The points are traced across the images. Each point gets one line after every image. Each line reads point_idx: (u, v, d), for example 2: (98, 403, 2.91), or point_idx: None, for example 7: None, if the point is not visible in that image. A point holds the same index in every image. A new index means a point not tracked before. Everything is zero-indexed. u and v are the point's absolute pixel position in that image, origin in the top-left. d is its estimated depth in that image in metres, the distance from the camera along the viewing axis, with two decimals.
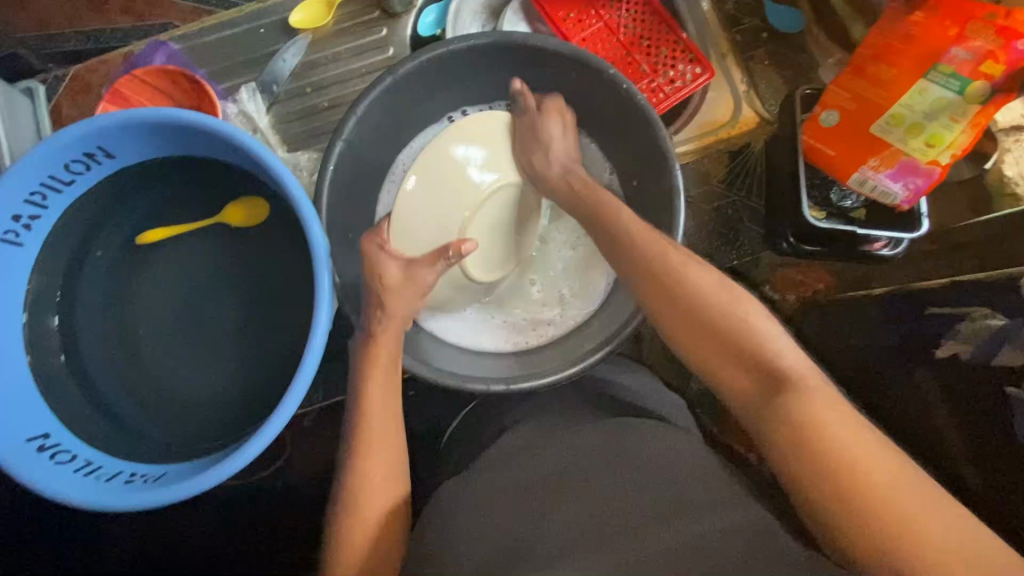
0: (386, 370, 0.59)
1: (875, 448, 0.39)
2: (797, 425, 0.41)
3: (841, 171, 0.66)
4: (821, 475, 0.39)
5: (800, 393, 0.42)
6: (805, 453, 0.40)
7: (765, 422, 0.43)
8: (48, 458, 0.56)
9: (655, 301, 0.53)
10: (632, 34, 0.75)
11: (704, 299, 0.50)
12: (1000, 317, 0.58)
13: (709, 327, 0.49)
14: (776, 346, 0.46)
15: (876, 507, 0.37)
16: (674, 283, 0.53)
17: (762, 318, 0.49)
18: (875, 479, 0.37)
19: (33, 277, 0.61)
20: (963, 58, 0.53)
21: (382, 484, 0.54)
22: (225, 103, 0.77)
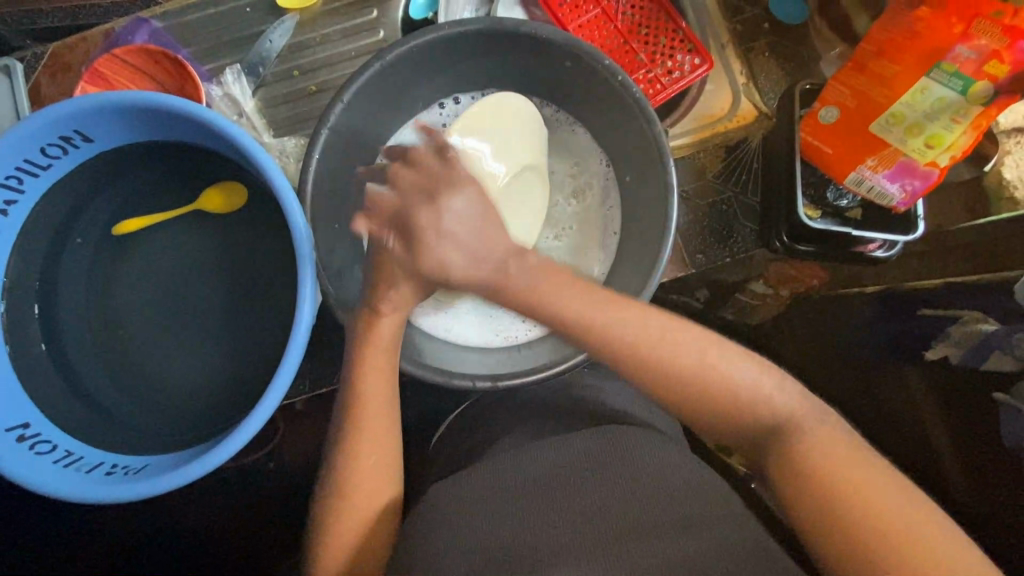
0: (385, 359, 0.58)
1: (867, 470, 0.43)
2: (809, 475, 0.43)
3: (839, 170, 0.65)
4: (835, 521, 0.41)
5: (802, 437, 0.45)
6: (816, 507, 0.42)
7: (774, 471, 0.45)
8: (28, 448, 0.56)
9: (647, 381, 0.49)
10: (630, 21, 0.73)
11: (690, 366, 0.48)
12: (992, 322, 0.59)
13: (707, 393, 0.48)
14: (766, 393, 0.47)
15: (871, 531, 0.40)
16: (643, 354, 0.49)
17: (746, 370, 0.48)
18: (876, 514, 0.40)
19: (12, 262, 0.60)
20: (967, 57, 0.51)
21: (370, 488, 0.56)
22: (209, 85, 0.75)
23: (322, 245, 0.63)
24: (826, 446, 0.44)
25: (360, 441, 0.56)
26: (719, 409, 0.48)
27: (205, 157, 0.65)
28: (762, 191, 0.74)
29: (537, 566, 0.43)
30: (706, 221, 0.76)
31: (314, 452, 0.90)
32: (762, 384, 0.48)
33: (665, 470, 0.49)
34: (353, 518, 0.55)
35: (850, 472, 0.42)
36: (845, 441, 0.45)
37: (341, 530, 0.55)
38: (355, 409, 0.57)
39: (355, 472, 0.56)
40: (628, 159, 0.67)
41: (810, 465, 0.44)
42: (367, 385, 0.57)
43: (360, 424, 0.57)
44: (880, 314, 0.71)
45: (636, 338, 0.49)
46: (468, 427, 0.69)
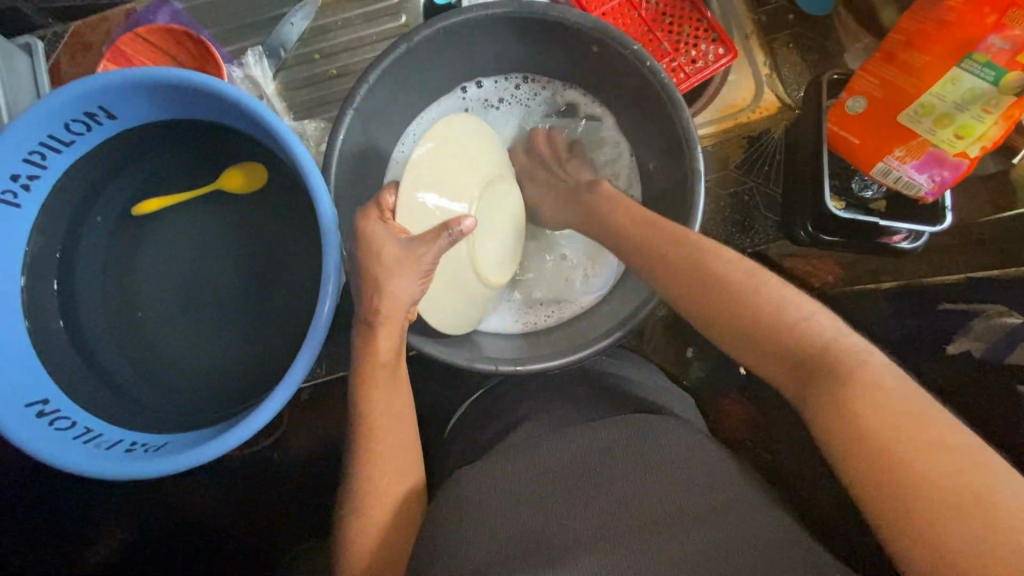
0: (387, 373, 0.57)
1: (912, 413, 0.38)
2: (849, 415, 0.39)
3: (865, 161, 0.65)
4: (867, 465, 0.37)
5: (842, 372, 0.41)
6: (851, 447, 0.38)
7: (814, 407, 0.42)
8: (47, 424, 0.56)
9: (702, 307, 0.51)
10: (654, 10, 0.72)
11: (743, 299, 0.48)
12: (1016, 316, 0.59)
13: (753, 325, 0.47)
14: (810, 327, 0.45)
15: (910, 475, 0.36)
16: (707, 274, 0.52)
17: (800, 308, 0.47)
18: (918, 460, 0.36)
19: (33, 238, 0.60)
20: (999, 48, 0.51)
21: (390, 480, 0.55)
22: (230, 66, 0.74)
23: (345, 227, 0.63)
24: (880, 389, 0.40)
25: (376, 434, 0.56)
26: (762, 344, 0.47)
27: (228, 136, 0.64)
28: (783, 181, 0.75)
29: (568, 551, 0.43)
30: (727, 211, 0.77)
31: (325, 440, 0.90)
32: (808, 318, 0.46)
33: (693, 457, 0.49)
34: (373, 518, 0.54)
35: (894, 413, 0.38)
36: (892, 382, 0.40)
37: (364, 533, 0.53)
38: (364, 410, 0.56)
39: (375, 464, 0.55)
40: (654, 147, 0.67)
41: (853, 405, 0.39)
42: (375, 382, 0.57)
43: (371, 429, 0.56)
44: (898, 309, 0.72)
45: (701, 260, 0.53)
46: (486, 415, 0.69)
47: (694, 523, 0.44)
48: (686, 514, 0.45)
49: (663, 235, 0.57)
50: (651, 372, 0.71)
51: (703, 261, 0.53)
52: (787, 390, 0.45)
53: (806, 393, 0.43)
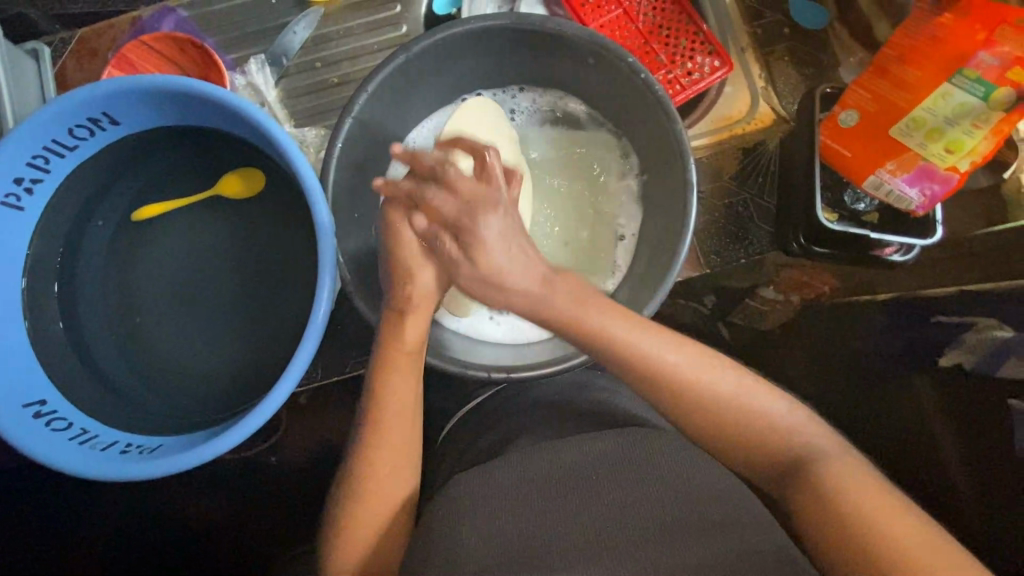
0: (408, 360, 0.58)
1: (863, 485, 0.47)
2: (823, 504, 0.47)
3: (856, 173, 0.64)
4: (851, 544, 0.45)
5: (807, 466, 0.50)
6: (831, 532, 0.46)
7: (797, 499, 0.50)
8: (44, 424, 0.56)
9: (674, 407, 0.53)
10: (650, 23, 0.73)
11: (719, 403, 0.53)
12: (1006, 329, 0.61)
13: (721, 424, 0.53)
14: (773, 416, 0.53)
15: (886, 546, 0.43)
16: (675, 379, 0.52)
17: (755, 395, 0.53)
18: (889, 537, 0.43)
19: (34, 241, 0.61)
20: (989, 64, 0.53)
21: (388, 475, 0.57)
22: (233, 73, 0.76)
23: (342, 235, 0.64)
24: (845, 473, 0.48)
25: (384, 435, 0.57)
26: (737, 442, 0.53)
27: (229, 144, 0.65)
28: (778, 193, 0.74)
29: (555, 563, 0.43)
30: (722, 223, 0.77)
31: (318, 447, 0.90)
32: (765, 405, 0.53)
33: (683, 468, 0.50)
34: (371, 512, 0.56)
35: (856, 493, 0.47)
36: (846, 463, 0.49)
37: (360, 523, 0.56)
38: (376, 411, 0.58)
39: (374, 466, 0.57)
40: (649, 159, 0.67)
41: (829, 493, 0.47)
42: (390, 388, 0.58)
43: (383, 422, 0.58)
44: (895, 320, 0.72)
45: (662, 361, 0.52)
46: (483, 425, 0.70)
47: (683, 533, 0.44)
48: (674, 524, 0.45)
49: (621, 343, 0.52)
50: None
51: (668, 363, 0.52)
52: (767, 480, 0.53)
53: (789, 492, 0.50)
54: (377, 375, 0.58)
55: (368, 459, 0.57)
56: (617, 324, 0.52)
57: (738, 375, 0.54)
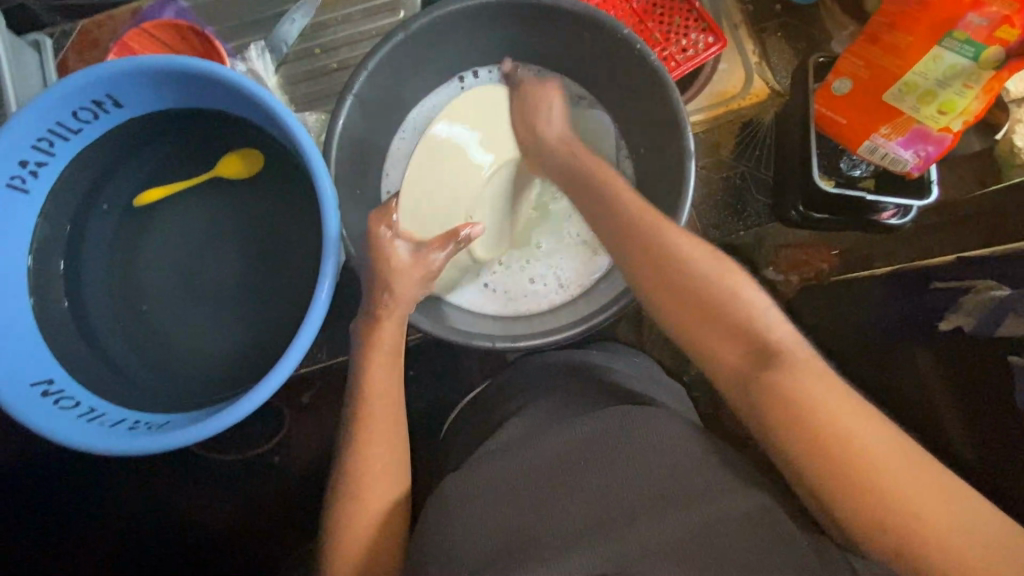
0: (388, 356, 0.60)
1: (846, 402, 0.40)
2: (788, 402, 0.41)
3: (852, 140, 0.65)
4: (822, 458, 0.39)
5: (786, 368, 0.43)
6: (797, 431, 0.41)
7: (764, 403, 0.43)
8: (52, 403, 0.56)
9: (654, 287, 0.52)
10: (644, 2, 0.74)
11: (694, 278, 0.49)
12: (1003, 288, 0.59)
13: (703, 305, 0.48)
14: (758, 312, 0.47)
15: (860, 471, 0.38)
16: (665, 264, 0.51)
17: (749, 292, 0.48)
18: (867, 455, 0.38)
19: (39, 223, 0.61)
20: (979, 24, 0.54)
21: (381, 460, 0.56)
22: (233, 60, 0.75)
23: (346, 215, 0.65)
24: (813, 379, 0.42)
25: (371, 426, 0.57)
26: (717, 332, 0.47)
27: (232, 124, 0.66)
28: (774, 164, 0.76)
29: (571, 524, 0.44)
30: (719, 195, 0.78)
31: (325, 437, 0.91)
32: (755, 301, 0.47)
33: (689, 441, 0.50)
34: (369, 496, 0.55)
35: (837, 407, 0.40)
36: (831, 377, 0.42)
37: (357, 511, 0.54)
38: (362, 399, 0.58)
39: (365, 452, 0.56)
40: (645, 130, 0.68)
41: (806, 401, 0.41)
42: (372, 377, 0.59)
43: (370, 405, 0.58)
44: (891, 292, 0.72)
45: (665, 244, 0.52)
46: (490, 406, 0.71)
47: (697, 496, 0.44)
48: (686, 487, 0.45)
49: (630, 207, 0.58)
50: (641, 364, 0.73)
51: (665, 248, 0.52)
52: (731, 385, 0.46)
53: (752, 393, 0.44)
54: (360, 359, 0.59)
55: (363, 447, 0.56)
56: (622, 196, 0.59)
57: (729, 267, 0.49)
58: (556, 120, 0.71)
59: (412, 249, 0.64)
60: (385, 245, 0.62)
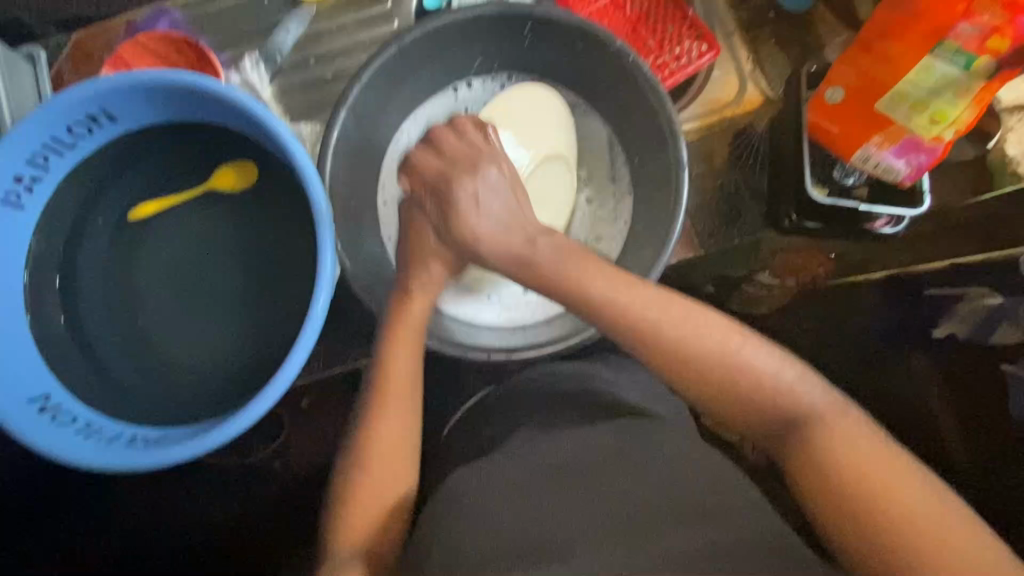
0: (414, 341, 0.60)
1: (874, 459, 0.45)
2: (827, 463, 0.46)
3: (845, 149, 0.67)
4: (863, 517, 0.44)
5: (824, 432, 0.47)
6: (841, 492, 0.45)
7: (803, 469, 0.47)
8: (49, 418, 0.57)
9: (665, 365, 0.51)
10: (638, 11, 0.75)
11: (711, 364, 0.50)
12: (998, 295, 0.61)
13: (733, 379, 0.50)
14: (789, 381, 0.50)
15: (897, 527, 0.42)
16: (678, 340, 0.51)
17: (774, 357, 0.51)
18: (901, 512, 0.43)
19: (35, 238, 0.62)
20: (969, 34, 0.51)
21: (388, 455, 0.57)
22: (227, 71, 0.77)
23: (341, 227, 0.65)
24: (847, 443, 0.47)
25: (383, 421, 0.57)
26: (751, 402, 0.50)
27: (227, 137, 0.66)
28: (769, 172, 0.75)
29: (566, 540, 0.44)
30: (714, 203, 0.77)
31: (323, 445, 0.91)
32: (786, 368, 0.51)
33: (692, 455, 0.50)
34: (373, 493, 0.56)
35: (870, 466, 0.45)
36: (863, 437, 0.47)
37: (360, 504, 0.55)
38: (380, 389, 0.58)
39: (371, 450, 0.56)
40: (639, 139, 0.68)
41: (841, 464, 0.46)
42: (392, 371, 0.58)
43: (383, 401, 0.58)
44: (885, 298, 0.73)
45: (682, 323, 0.51)
46: (487, 415, 0.72)
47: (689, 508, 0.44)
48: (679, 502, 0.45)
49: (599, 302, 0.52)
50: (645, 378, 0.71)
51: (676, 327, 0.51)
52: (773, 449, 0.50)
53: (794, 460, 0.48)
54: (377, 354, 0.59)
55: (373, 443, 0.57)
56: (600, 275, 0.53)
57: (753, 335, 0.52)
58: (502, 193, 0.58)
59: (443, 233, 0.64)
60: (420, 226, 0.62)
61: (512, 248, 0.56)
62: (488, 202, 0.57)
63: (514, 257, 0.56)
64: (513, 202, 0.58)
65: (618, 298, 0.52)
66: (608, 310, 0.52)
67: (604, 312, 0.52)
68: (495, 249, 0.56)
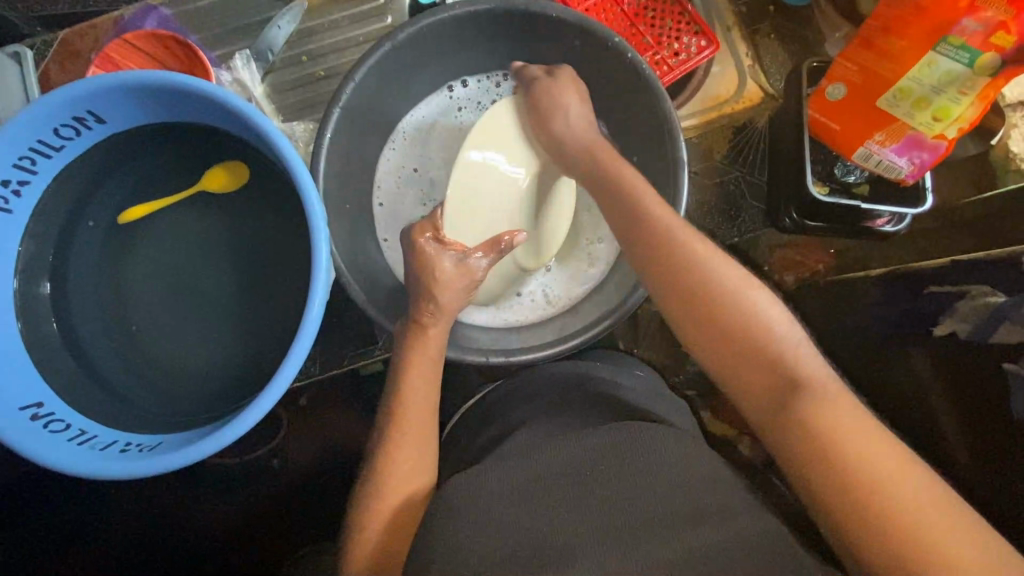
0: (430, 366, 0.60)
1: (861, 425, 0.43)
2: (808, 424, 0.44)
3: (845, 146, 0.67)
4: (832, 477, 0.42)
5: (815, 398, 0.45)
6: (817, 449, 0.43)
7: (784, 429, 0.45)
8: (42, 427, 0.56)
9: (673, 300, 0.53)
10: (636, 5, 0.73)
11: (715, 300, 0.51)
12: (999, 295, 0.60)
13: (727, 325, 0.50)
14: (788, 343, 0.48)
15: (869, 494, 0.40)
16: (691, 275, 0.52)
17: (778, 318, 0.50)
18: (879, 482, 0.40)
19: (25, 241, 0.60)
20: (973, 30, 0.51)
21: (406, 473, 0.57)
22: (218, 70, 0.72)
23: (336, 229, 0.64)
24: (837, 407, 0.44)
25: (401, 434, 0.59)
26: (743, 357, 0.49)
27: (219, 137, 0.65)
28: (768, 169, 0.75)
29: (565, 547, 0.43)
30: (712, 202, 0.77)
31: (322, 446, 0.91)
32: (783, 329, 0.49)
33: (706, 458, 0.50)
34: (385, 506, 0.56)
35: (853, 431, 0.42)
36: (854, 406, 0.44)
37: (374, 518, 0.55)
38: (399, 407, 0.60)
39: (390, 462, 0.58)
40: (637, 137, 0.67)
41: (823, 425, 0.43)
42: (410, 387, 0.60)
43: (403, 427, 0.59)
44: (886, 295, 0.72)
45: (694, 261, 0.53)
46: (486, 417, 0.71)
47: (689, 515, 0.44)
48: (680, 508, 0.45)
49: (649, 207, 0.57)
50: (644, 377, 0.73)
51: (689, 263, 0.53)
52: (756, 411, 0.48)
53: (777, 421, 0.46)
54: (398, 380, 0.61)
55: (390, 456, 0.58)
56: (639, 195, 0.59)
57: (762, 289, 0.51)
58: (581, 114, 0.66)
59: (457, 259, 0.62)
60: (430, 257, 0.62)
61: (583, 143, 0.65)
62: (573, 116, 0.66)
63: (582, 152, 0.65)
64: (590, 121, 0.66)
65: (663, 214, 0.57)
66: (642, 216, 0.57)
67: (644, 228, 0.57)
68: (569, 144, 0.66)
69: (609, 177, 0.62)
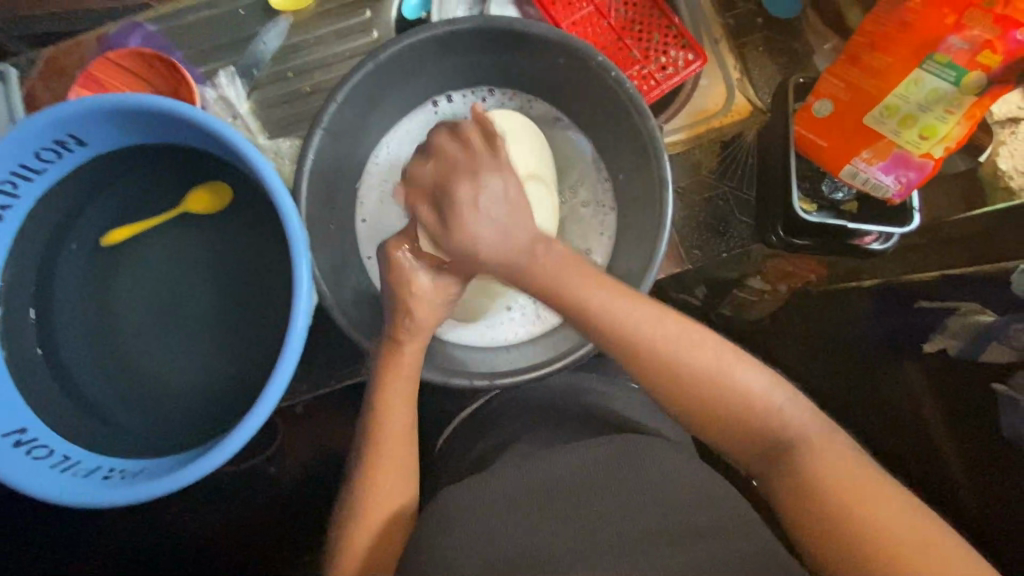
0: (404, 386, 0.60)
1: (844, 466, 0.47)
2: (803, 482, 0.48)
3: (833, 163, 0.65)
4: (834, 534, 0.45)
5: (802, 452, 0.49)
6: (816, 507, 0.47)
7: (782, 488, 0.49)
8: (26, 453, 0.56)
9: (655, 378, 0.52)
10: (623, 19, 0.73)
11: (702, 384, 0.51)
12: (989, 313, 0.59)
13: (709, 396, 0.51)
14: (768, 400, 0.51)
15: (874, 546, 0.44)
16: (663, 352, 0.52)
17: (752, 377, 0.52)
18: (877, 531, 0.44)
19: (8, 266, 0.60)
20: (959, 48, 0.52)
21: (388, 493, 0.58)
22: (203, 86, 0.74)
23: (321, 249, 0.63)
24: (823, 459, 0.48)
25: (383, 453, 0.59)
26: (729, 420, 0.51)
27: (201, 158, 0.64)
28: (757, 185, 0.74)
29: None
30: (700, 217, 0.77)
31: (314, 458, 0.91)
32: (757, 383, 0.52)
33: (679, 473, 0.49)
34: (371, 526, 0.56)
35: (841, 477, 0.47)
36: (839, 454, 0.48)
37: (358, 540, 0.55)
38: (376, 429, 0.60)
39: (372, 483, 0.58)
40: (623, 154, 0.66)
41: (816, 480, 0.47)
42: (389, 407, 0.60)
43: (381, 437, 0.59)
44: (878, 309, 0.71)
45: (660, 340, 0.52)
46: (475, 433, 0.71)
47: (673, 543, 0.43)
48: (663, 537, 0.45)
49: (598, 306, 0.53)
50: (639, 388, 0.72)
51: (659, 342, 0.52)
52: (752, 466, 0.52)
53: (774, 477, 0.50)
54: (375, 401, 0.60)
55: (373, 478, 0.58)
56: (594, 289, 0.53)
57: (731, 350, 0.53)
58: (499, 198, 0.56)
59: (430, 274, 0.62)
60: (406, 272, 0.62)
61: (508, 252, 0.55)
62: (487, 204, 0.55)
63: (511, 264, 0.56)
64: (515, 210, 0.56)
65: (619, 305, 0.53)
66: (589, 314, 0.53)
67: (600, 317, 0.53)
68: (484, 252, 0.56)
69: (556, 293, 0.54)
